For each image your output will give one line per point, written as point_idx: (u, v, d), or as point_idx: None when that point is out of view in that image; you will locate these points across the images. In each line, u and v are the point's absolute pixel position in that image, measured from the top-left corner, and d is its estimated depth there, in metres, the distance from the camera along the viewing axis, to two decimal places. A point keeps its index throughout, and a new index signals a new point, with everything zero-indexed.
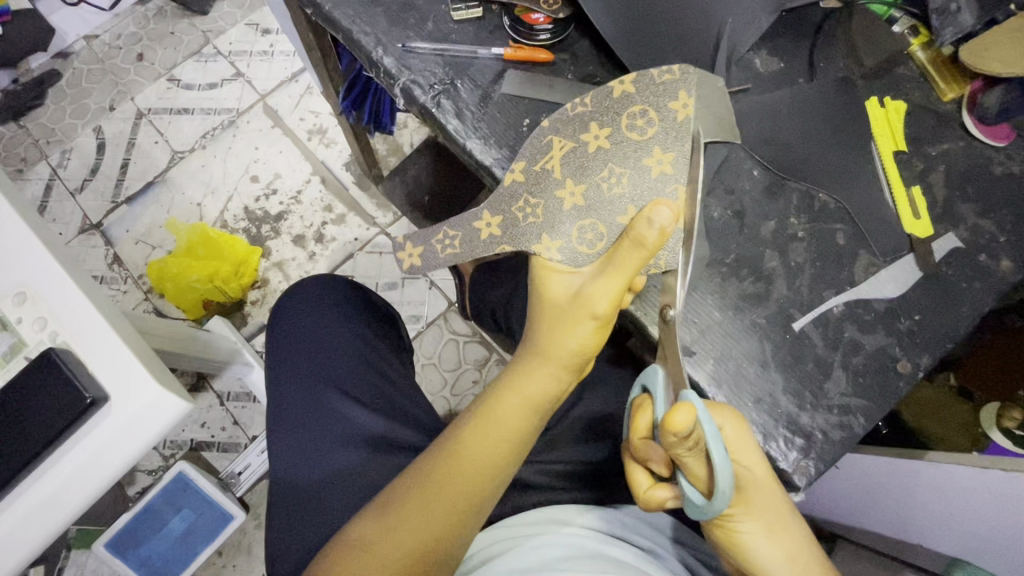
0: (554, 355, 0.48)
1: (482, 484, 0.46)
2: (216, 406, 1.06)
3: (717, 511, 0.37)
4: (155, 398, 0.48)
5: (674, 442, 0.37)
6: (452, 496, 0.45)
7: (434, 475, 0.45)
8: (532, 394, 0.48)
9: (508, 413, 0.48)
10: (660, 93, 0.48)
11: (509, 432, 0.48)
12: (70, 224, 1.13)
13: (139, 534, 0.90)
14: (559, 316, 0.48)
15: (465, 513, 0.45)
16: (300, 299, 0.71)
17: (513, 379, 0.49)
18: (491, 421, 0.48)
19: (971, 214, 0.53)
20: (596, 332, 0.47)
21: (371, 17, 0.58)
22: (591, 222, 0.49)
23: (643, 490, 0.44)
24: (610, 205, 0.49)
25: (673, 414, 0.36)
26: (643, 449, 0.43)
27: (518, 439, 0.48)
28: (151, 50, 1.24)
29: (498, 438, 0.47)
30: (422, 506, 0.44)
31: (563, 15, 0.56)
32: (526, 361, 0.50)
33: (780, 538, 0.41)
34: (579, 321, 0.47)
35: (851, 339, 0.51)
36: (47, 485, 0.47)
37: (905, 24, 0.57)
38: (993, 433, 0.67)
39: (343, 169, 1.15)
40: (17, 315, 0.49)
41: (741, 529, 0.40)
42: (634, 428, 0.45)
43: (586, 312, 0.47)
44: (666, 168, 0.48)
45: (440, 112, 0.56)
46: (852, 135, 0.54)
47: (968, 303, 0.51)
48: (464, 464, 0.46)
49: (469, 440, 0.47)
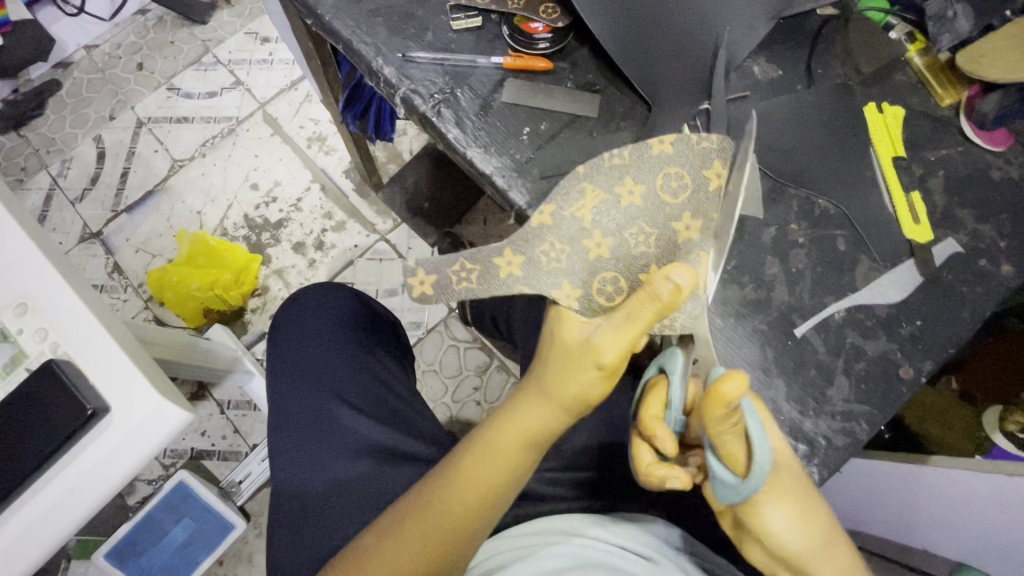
0: (555, 397, 0.45)
1: (476, 515, 0.45)
2: (216, 415, 1.06)
3: (752, 490, 0.37)
4: (154, 408, 0.48)
5: (717, 416, 0.35)
6: (446, 527, 0.44)
7: (430, 504, 0.45)
8: (530, 434, 0.46)
9: (504, 449, 0.46)
10: (693, 157, 0.48)
11: (504, 467, 0.46)
12: (71, 233, 1.13)
13: (139, 544, 0.89)
14: (562, 358, 0.45)
15: (459, 541, 0.45)
16: (305, 308, 0.71)
17: (511, 412, 0.46)
18: (486, 457, 0.46)
19: (970, 219, 0.53)
20: (598, 382, 0.44)
21: (371, 27, 0.59)
22: (614, 275, 0.49)
23: (645, 465, 0.42)
24: (635, 263, 0.49)
25: (727, 381, 0.34)
26: (653, 425, 0.42)
27: (513, 478, 0.46)
28: (152, 60, 1.24)
29: (494, 476, 0.46)
30: (419, 533, 0.44)
31: (562, 25, 0.57)
32: (527, 397, 0.47)
33: (811, 524, 0.40)
34: (581, 366, 0.43)
35: (853, 345, 0.51)
36: (46, 499, 0.46)
37: (902, 31, 0.57)
38: (997, 436, 0.67)
39: (343, 176, 1.16)
40: (18, 326, 0.49)
41: (770, 513, 0.39)
42: (646, 407, 0.44)
43: (587, 359, 0.43)
44: (691, 235, 0.48)
45: (440, 121, 0.56)
46: (851, 141, 0.54)
47: (969, 307, 0.51)
48: (459, 497, 0.45)
49: (465, 471, 0.46)
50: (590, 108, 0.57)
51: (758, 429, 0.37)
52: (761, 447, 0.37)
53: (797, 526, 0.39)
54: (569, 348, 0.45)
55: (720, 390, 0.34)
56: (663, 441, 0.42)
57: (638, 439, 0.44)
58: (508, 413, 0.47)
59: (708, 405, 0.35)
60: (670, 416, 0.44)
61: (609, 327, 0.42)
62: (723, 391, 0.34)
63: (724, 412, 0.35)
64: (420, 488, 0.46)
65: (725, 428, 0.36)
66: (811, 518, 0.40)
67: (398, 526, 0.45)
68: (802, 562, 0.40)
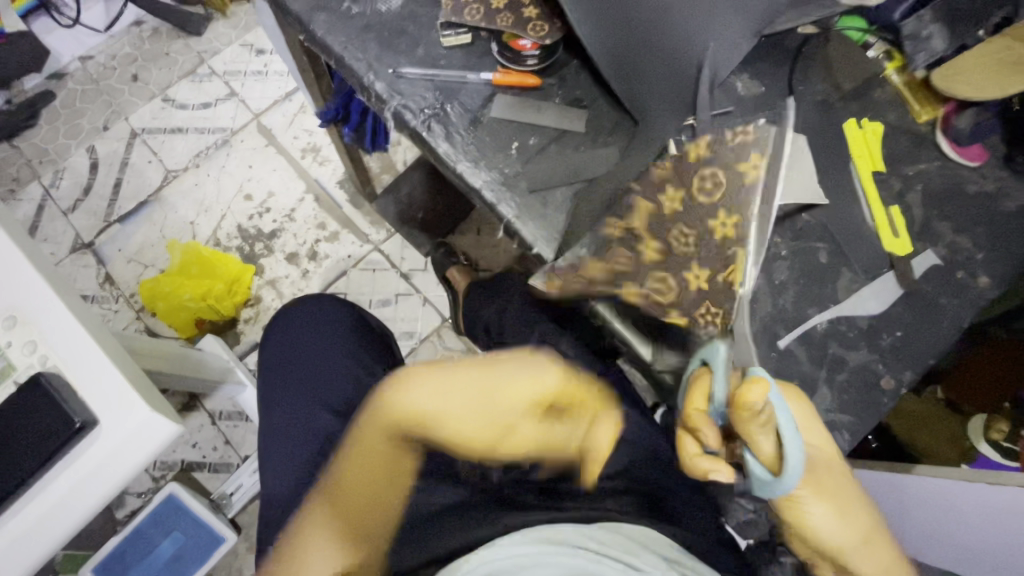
0: (428, 413, 0.53)
1: (381, 480, 0.53)
2: (207, 426, 1.05)
3: (787, 487, 0.40)
4: (144, 421, 0.48)
5: (747, 418, 0.40)
6: (356, 494, 0.51)
7: (343, 479, 0.52)
8: (408, 436, 0.54)
9: (390, 422, 0.53)
10: None
11: (402, 437, 0.54)
12: (62, 243, 1.13)
13: (127, 559, 0.87)
14: (437, 382, 0.53)
15: (368, 506, 0.52)
16: (297, 318, 0.71)
17: (395, 391, 0.55)
18: (375, 431, 0.53)
19: (948, 232, 0.54)
20: (481, 400, 0.54)
21: (363, 42, 0.60)
22: (663, 275, 0.53)
23: (690, 455, 0.44)
24: (676, 263, 0.53)
25: (749, 390, 0.40)
26: (696, 418, 0.44)
27: (393, 471, 0.54)
28: (146, 71, 1.25)
29: (380, 469, 0.53)
30: (345, 512, 0.50)
31: (550, 42, 0.58)
32: (412, 398, 0.53)
33: (850, 517, 0.43)
34: (474, 380, 0.54)
35: (835, 356, 0.51)
36: (32, 513, 0.46)
37: (880, 50, 0.59)
38: (981, 445, 0.70)
39: (337, 187, 1.16)
40: (7, 339, 0.49)
41: (814, 512, 0.42)
42: (690, 400, 0.46)
43: (463, 385, 0.53)
44: None
45: (431, 135, 0.57)
46: (832, 155, 0.56)
47: (948, 319, 0.52)
48: (362, 483, 0.52)
49: (361, 443, 0.54)
50: (578, 124, 0.58)
51: (795, 431, 0.41)
52: (794, 449, 0.40)
53: (839, 522, 0.43)
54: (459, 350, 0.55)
55: (744, 396, 0.40)
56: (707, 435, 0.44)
57: (683, 430, 0.46)
58: (394, 389, 0.54)
59: (738, 408, 0.40)
60: (713, 409, 0.45)
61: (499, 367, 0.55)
62: (747, 396, 0.40)
63: (750, 414, 0.40)
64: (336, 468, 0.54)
65: (756, 428, 0.41)
66: (851, 513, 0.43)
67: (335, 493, 0.52)
68: (841, 553, 0.43)
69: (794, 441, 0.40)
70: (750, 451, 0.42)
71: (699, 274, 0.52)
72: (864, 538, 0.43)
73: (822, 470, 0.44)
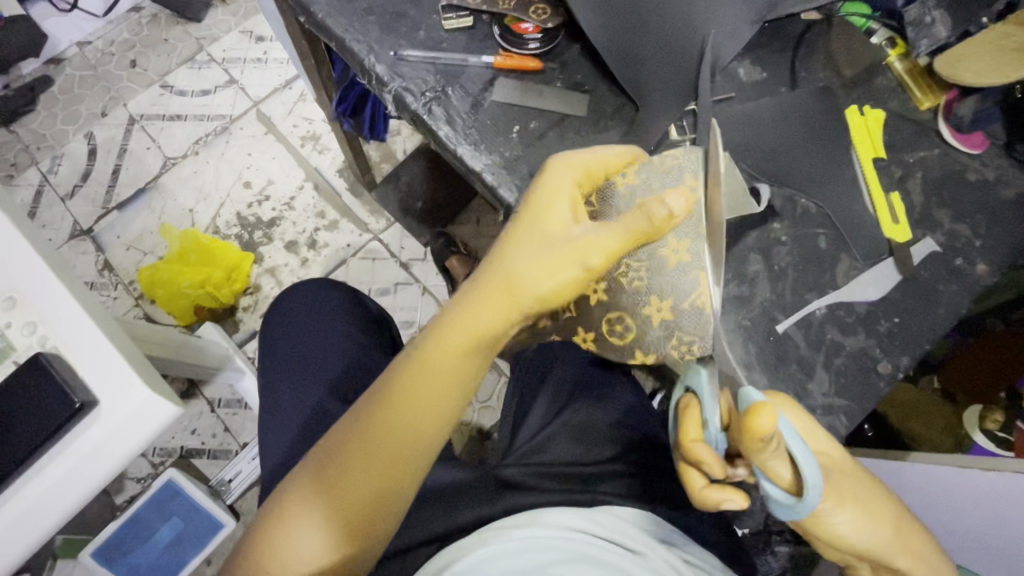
0: (515, 299, 0.42)
1: (420, 435, 0.43)
2: (206, 413, 1.06)
3: (811, 509, 0.36)
4: (143, 402, 0.48)
5: (759, 448, 0.35)
6: (391, 445, 0.43)
7: (371, 429, 0.43)
8: (481, 337, 0.43)
9: (448, 352, 0.43)
10: (663, 181, 0.47)
11: (453, 370, 0.43)
12: (61, 230, 1.13)
13: (127, 543, 0.88)
14: (531, 260, 0.42)
15: (403, 463, 0.43)
16: (296, 302, 0.71)
17: (457, 316, 0.43)
18: (430, 365, 0.43)
19: (947, 219, 0.54)
20: (576, 284, 0.42)
21: (364, 25, 0.59)
22: (618, 315, 0.51)
23: (698, 489, 0.41)
24: (631, 300, 0.50)
25: (755, 416, 0.34)
26: (697, 451, 0.39)
27: (451, 392, 0.44)
28: (145, 57, 1.24)
29: (436, 398, 0.43)
30: (360, 460, 0.43)
31: (551, 25, 0.58)
32: (487, 290, 0.43)
33: (880, 519, 0.41)
34: (568, 266, 0.41)
35: (833, 341, 0.52)
36: (32, 492, 0.46)
37: (883, 36, 0.58)
38: (976, 434, 0.71)
39: (336, 175, 1.16)
40: (7, 320, 0.49)
41: (842, 521, 0.39)
42: (684, 431, 0.41)
43: (558, 271, 0.41)
44: (682, 257, 0.46)
45: (432, 119, 0.57)
46: (833, 142, 0.56)
47: (945, 305, 0.52)
48: (401, 416, 0.43)
49: (405, 386, 0.43)
50: (580, 108, 0.58)
51: (800, 446, 0.37)
52: (808, 469, 0.36)
53: (871, 524, 0.40)
54: (554, 240, 0.42)
55: (751, 426, 0.34)
56: (711, 467, 0.39)
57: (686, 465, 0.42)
58: (457, 310, 0.44)
59: (743, 440, 0.34)
60: (710, 436, 0.41)
61: (605, 228, 0.42)
62: (755, 425, 0.34)
63: (763, 444, 0.34)
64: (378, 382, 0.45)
65: (770, 455, 0.35)
66: (880, 513, 0.41)
67: (336, 456, 0.43)
68: (876, 555, 0.41)
69: (801, 458, 0.36)
70: (763, 480, 0.37)
71: (661, 306, 0.48)
72: (897, 534, 0.41)
73: (839, 474, 0.41)
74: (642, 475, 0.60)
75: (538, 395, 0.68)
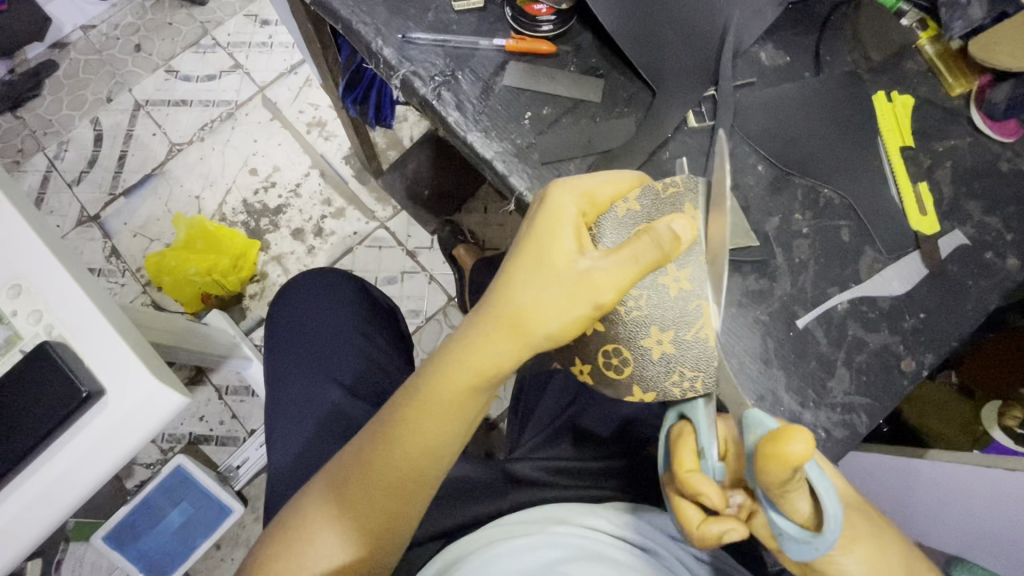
0: (518, 339, 0.39)
1: (420, 466, 0.43)
2: (214, 400, 1.06)
3: (829, 545, 0.34)
4: (151, 392, 0.47)
5: (782, 476, 0.32)
6: (390, 475, 0.43)
7: (372, 460, 0.43)
8: (483, 374, 0.41)
9: (449, 389, 0.41)
10: (663, 207, 0.44)
11: (454, 406, 0.42)
12: (68, 216, 1.12)
13: (137, 527, 0.89)
14: (533, 296, 0.38)
15: (404, 492, 0.43)
16: (297, 297, 0.70)
17: (457, 352, 0.41)
18: (431, 401, 0.42)
19: (977, 211, 0.52)
20: (583, 323, 0.38)
21: (371, 7, 0.58)
22: (614, 347, 0.45)
23: (697, 527, 0.40)
24: (627, 331, 0.45)
25: (791, 443, 0.31)
26: (693, 481, 0.39)
27: (453, 427, 0.43)
28: (149, 41, 1.22)
29: (436, 433, 0.43)
30: (364, 492, 0.43)
31: (565, 7, 0.55)
32: (486, 329, 0.40)
33: (889, 559, 0.39)
34: (573, 303, 0.38)
35: (855, 337, 0.50)
36: (40, 481, 0.46)
37: (913, 18, 0.56)
38: (993, 430, 0.68)
39: (343, 162, 1.14)
40: (12, 308, 0.48)
41: (850, 564, 0.37)
42: (679, 461, 0.41)
43: (563, 309, 0.38)
44: (683, 285, 0.43)
45: (441, 105, 0.55)
46: (858, 128, 0.54)
47: (973, 301, 0.50)
48: (403, 450, 0.43)
49: (404, 420, 0.43)
50: (594, 94, 0.56)
51: (820, 477, 0.35)
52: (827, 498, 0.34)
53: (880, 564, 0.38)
54: (560, 278, 0.38)
55: (785, 453, 0.31)
56: (709, 497, 0.39)
57: (682, 497, 0.42)
58: (458, 347, 0.41)
59: (770, 468, 0.32)
60: (706, 466, 0.42)
61: (614, 260, 0.37)
62: (789, 453, 0.31)
63: (789, 473, 0.31)
64: (380, 416, 0.45)
65: (790, 484, 0.33)
66: (886, 549, 0.39)
67: (341, 487, 0.43)
68: None
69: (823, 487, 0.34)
70: (775, 510, 0.36)
71: (662, 339, 0.44)
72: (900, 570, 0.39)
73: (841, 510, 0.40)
74: (649, 474, 0.59)
75: (546, 390, 0.67)
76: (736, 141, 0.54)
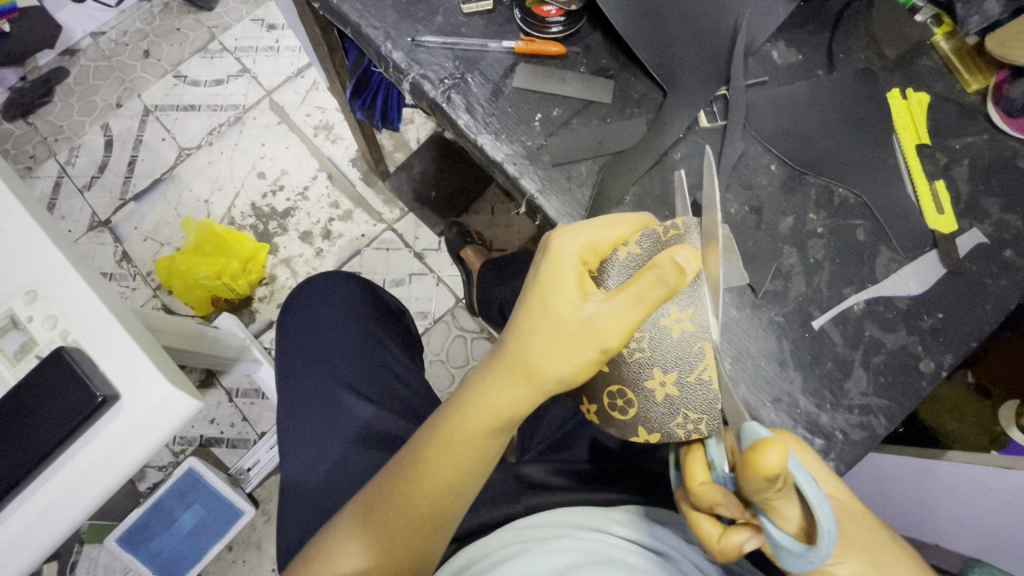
0: (530, 383, 0.40)
1: (439, 506, 0.43)
2: (225, 403, 1.06)
3: (824, 556, 0.33)
4: (165, 396, 0.47)
5: (762, 486, 0.32)
6: (407, 517, 0.43)
7: (392, 501, 0.43)
8: (496, 419, 0.41)
9: (467, 433, 0.42)
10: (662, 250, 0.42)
11: (472, 449, 0.42)
12: (80, 221, 1.13)
13: (150, 529, 0.89)
14: (542, 344, 0.39)
15: (424, 533, 0.43)
16: (297, 312, 0.70)
17: (471, 399, 0.42)
18: (448, 446, 0.42)
19: (995, 209, 0.51)
20: (591, 368, 0.39)
21: (380, 10, 0.58)
22: (618, 389, 0.44)
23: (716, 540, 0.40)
24: (633, 372, 0.43)
25: (762, 454, 0.31)
26: (705, 494, 0.40)
27: (469, 468, 0.43)
28: (158, 47, 1.23)
29: (451, 475, 0.43)
30: (386, 533, 0.43)
31: (575, 7, 0.55)
32: (499, 375, 0.41)
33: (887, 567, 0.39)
34: (579, 349, 0.38)
35: (872, 338, 0.49)
36: (56, 486, 0.46)
37: (927, 14, 0.56)
38: (1011, 430, 0.68)
39: (350, 165, 1.15)
40: (28, 313, 0.48)
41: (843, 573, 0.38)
42: (690, 475, 0.42)
43: (570, 355, 0.38)
44: (686, 327, 0.42)
45: (451, 107, 0.55)
46: (873, 126, 0.53)
47: (993, 300, 0.50)
48: (419, 492, 0.43)
49: (422, 463, 0.43)
50: (604, 94, 0.55)
51: (810, 486, 0.34)
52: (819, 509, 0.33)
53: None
54: (565, 326, 0.38)
55: (758, 465, 0.31)
56: (724, 508, 0.39)
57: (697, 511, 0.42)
58: (474, 394, 0.42)
59: (750, 479, 0.31)
60: (717, 478, 0.42)
61: (616, 305, 0.37)
62: (761, 464, 0.31)
63: (767, 484, 0.31)
64: (398, 458, 0.45)
65: (775, 495, 0.33)
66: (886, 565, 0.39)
67: (364, 517, 0.44)
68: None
69: (814, 498, 0.33)
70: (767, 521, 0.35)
71: (666, 381, 0.42)
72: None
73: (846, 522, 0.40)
74: (656, 477, 0.59)
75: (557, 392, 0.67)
76: (749, 141, 0.53)
